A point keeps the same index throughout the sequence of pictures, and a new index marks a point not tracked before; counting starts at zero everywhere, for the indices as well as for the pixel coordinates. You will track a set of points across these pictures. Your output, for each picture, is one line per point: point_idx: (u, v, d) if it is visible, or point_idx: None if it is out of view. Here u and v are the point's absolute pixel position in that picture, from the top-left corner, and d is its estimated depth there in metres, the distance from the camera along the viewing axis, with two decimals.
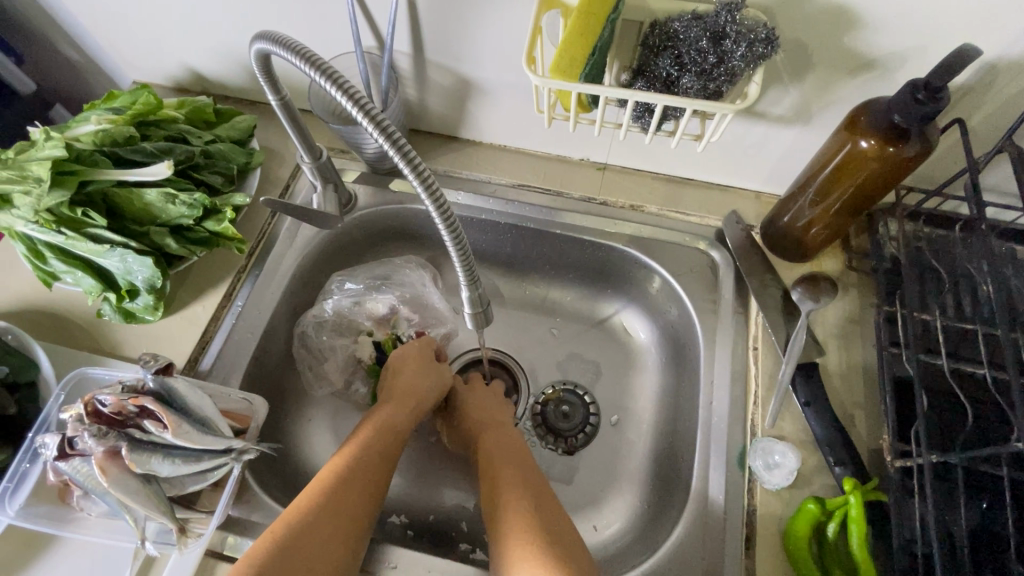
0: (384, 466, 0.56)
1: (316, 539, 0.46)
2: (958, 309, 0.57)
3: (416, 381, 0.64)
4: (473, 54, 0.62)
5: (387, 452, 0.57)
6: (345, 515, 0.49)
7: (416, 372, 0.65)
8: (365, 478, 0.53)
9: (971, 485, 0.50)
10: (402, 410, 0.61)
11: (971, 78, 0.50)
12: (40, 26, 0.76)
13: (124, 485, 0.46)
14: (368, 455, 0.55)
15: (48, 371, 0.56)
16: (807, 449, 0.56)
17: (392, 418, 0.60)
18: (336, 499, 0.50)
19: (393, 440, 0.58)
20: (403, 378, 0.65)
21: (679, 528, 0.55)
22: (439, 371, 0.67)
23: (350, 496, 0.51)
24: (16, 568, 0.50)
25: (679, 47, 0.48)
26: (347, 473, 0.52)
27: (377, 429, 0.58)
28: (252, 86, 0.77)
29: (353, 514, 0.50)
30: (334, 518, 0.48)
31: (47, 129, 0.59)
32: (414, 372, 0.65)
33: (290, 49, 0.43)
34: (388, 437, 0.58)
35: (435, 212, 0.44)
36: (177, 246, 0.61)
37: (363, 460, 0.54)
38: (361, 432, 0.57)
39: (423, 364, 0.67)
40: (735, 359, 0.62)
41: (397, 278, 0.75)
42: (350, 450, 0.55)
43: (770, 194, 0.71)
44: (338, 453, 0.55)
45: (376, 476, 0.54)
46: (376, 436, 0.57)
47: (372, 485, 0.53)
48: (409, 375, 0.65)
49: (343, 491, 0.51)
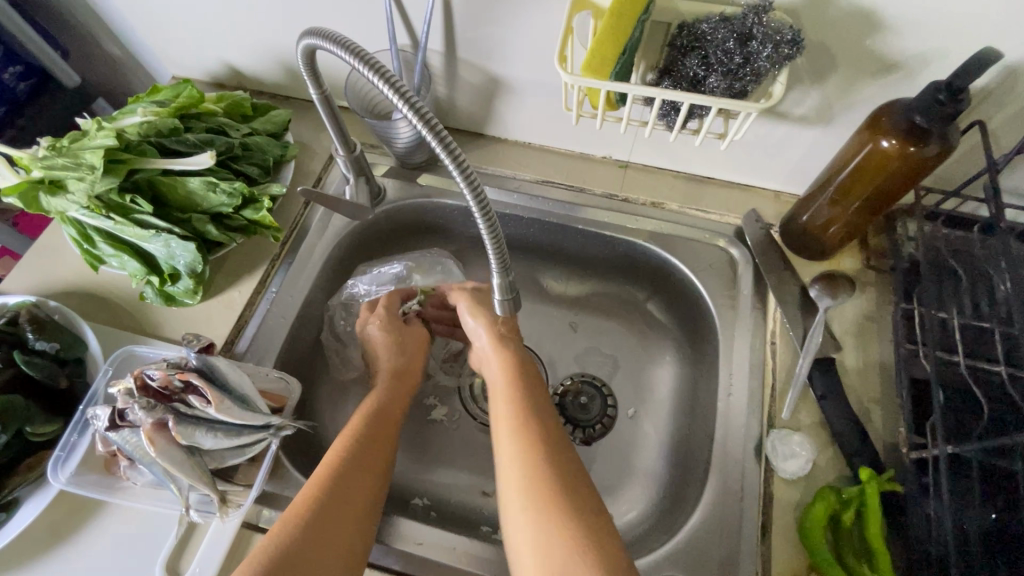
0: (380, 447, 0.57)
1: (326, 524, 0.48)
2: (976, 309, 0.58)
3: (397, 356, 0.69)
4: (503, 53, 0.64)
5: (382, 433, 0.59)
6: (351, 499, 0.51)
7: (388, 347, 0.69)
8: (364, 460, 0.55)
9: (988, 479, 0.51)
10: (389, 394, 0.64)
11: (992, 81, 0.51)
12: (88, 23, 0.80)
13: (171, 456, 0.49)
14: (363, 441, 0.57)
15: (95, 349, 0.59)
16: (823, 441, 0.57)
17: (382, 403, 0.62)
18: (338, 484, 0.51)
19: (388, 423, 0.61)
20: (383, 356, 0.68)
21: (696, 514, 0.56)
22: (404, 337, 0.71)
23: (353, 481, 0.52)
24: (66, 533, 0.53)
25: (706, 48, 0.50)
26: (345, 459, 0.54)
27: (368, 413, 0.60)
28: (287, 82, 0.80)
29: (359, 498, 0.52)
30: (339, 503, 0.50)
31: (98, 120, 0.62)
32: (389, 350, 0.69)
33: (338, 44, 0.45)
34: (381, 422, 0.60)
35: (472, 200, 0.46)
36: (218, 233, 0.64)
37: (357, 446, 0.56)
38: (354, 419, 0.59)
39: (402, 337, 0.71)
40: (753, 353, 0.63)
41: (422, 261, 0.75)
42: (345, 436, 0.57)
43: (789, 194, 0.72)
44: (332, 445, 0.56)
45: (375, 454, 0.56)
46: (372, 422, 0.59)
47: (371, 467, 0.55)
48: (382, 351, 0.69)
49: (344, 475, 0.52)
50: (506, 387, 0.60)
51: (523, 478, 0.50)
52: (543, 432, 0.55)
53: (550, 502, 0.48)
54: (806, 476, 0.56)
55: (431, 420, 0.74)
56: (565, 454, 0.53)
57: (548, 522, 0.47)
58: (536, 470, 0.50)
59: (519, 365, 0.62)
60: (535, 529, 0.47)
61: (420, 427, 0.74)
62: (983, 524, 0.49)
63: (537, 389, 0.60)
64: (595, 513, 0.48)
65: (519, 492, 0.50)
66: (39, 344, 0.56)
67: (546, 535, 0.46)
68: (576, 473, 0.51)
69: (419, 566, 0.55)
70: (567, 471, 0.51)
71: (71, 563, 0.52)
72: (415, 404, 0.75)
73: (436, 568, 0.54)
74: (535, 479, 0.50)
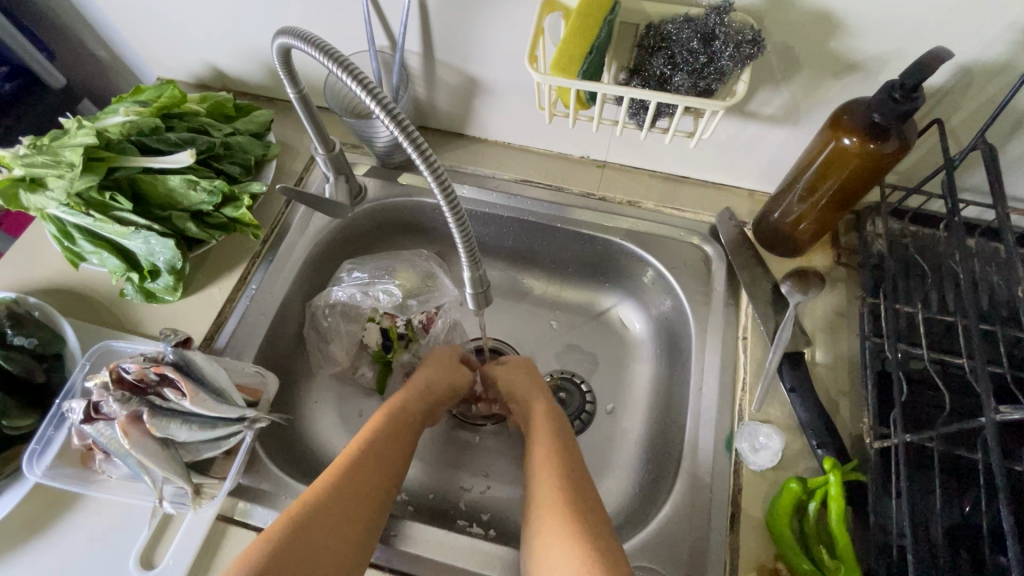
0: (396, 450, 0.57)
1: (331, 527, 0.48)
2: (940, 303, 0.59)
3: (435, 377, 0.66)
4: (480, 54, 0.66)
5: (399, 437, 0.58)
6: (361, 504, 0.51)
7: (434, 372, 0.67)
8: (381, 466, 0.55)
9: (949, 469, 0.52)
10: (414, 396, 0.63)
11: (948, 81, 0.53)
12: (72, 24, 0.81)
13: (145, 447, 0.50)
14: (380, 442, 0.57)
15: (73, 344, 0.60)
16: (792, 432, 0.58)
17: (404, 404, 0.61)
18: (346, 487, 0.51)
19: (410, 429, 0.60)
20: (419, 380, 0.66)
21: (668, 505, 0.57)
22: (455, 370, 0.69)
23: (362, 481, 0.53)
24: (41, 525, 0.54)
25: (672, 48, 0.51)
26: (355, 459, 0.54)
27: (387, 418, 0.59)
28: (270, 82, 0.81)
29: (368, 503, 0.52)
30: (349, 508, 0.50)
31: (79, 118, 0.63)
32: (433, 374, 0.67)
33: (311, 44, 0.46)
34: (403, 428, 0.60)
35: (441, 197, 0.47)
36: (198, 230, 0.65)
37: (375, 448, 0.56)
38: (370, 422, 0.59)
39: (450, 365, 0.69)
40: (725, 348, 0.65)
41: (401, 267, 0.77)
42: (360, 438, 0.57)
43: (762, 193, 0.74)
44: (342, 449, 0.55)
45: (391, 460, 0.56)
46: (390, 423, 0.59)
47: (383, 469, 0.55)
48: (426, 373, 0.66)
49: (354, 480, 0.52)
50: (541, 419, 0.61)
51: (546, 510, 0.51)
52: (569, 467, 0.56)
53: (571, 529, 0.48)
54: (774, 467, 0.57)
55: None
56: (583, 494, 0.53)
57: (564, 544, 0.47)
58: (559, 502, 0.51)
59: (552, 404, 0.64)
60: (551, 553, 0.47)
61: None
62: (944, 511, 0.50)
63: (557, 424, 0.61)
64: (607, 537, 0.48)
65: (540, 520, 0.51)
66: (16, 339, 0.56)
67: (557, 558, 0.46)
68: (590, 505, 0.52)
69: (393, 558, 0.55)
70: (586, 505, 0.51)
71: (46, 555, 0.52)
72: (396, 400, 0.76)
73: (410, 559, 0.55)
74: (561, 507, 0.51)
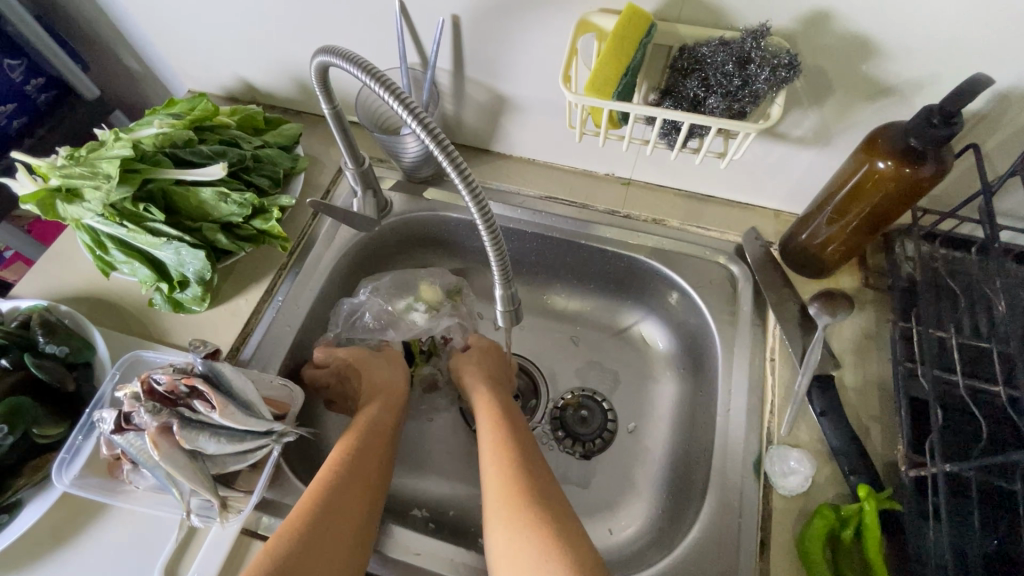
0: (375, 459, 0.58)
1: (316, 541, 0.48)
2: (974, 329, 0.58)
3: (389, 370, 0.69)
4: (510, 72, 0.66)
5: (376, 446, 0.60)
6: (347, 514, 0.51)
7: (378, 367, 0.69)
8: (362, 473, 0.56)
9: (988, 500, 0.51)
10: (387, 408, 0.64)
11: (984, 107, 0.52)
12: (109, 38, 0.82)
13: (174, 460, 0.50)
14: (359, 453, 0.58)
15: (103, 353, 0.60)
16: (823, 458, 0.57)
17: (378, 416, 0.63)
18: (330, 500, 0.52)
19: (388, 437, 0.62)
20: (370, 376, 0.68)
21: (695, 529, 0.56)
22: (397, 361, 0.71)
23: (346, 492, 0.53)
24: (67, 535, 0.54)
25: (706, 70, 0.51)
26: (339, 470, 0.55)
27: (362, 430, 0.60)
28: (299, 96, 0.83)
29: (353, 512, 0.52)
30: (335, 519, 0.50)
31: (115, 130, 0.64)
32: (376, 369, 0.69)
33: (349, 61, 0.47)
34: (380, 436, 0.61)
35: (476, 213, 0.47)
36: (228, 242, 0.66)
37: (356, 459, 0.57)
38: (352, 433, 0.60)
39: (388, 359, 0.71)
40: (752, 368, 0.64)
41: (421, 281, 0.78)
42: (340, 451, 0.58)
43: (789, 213, 0.73)
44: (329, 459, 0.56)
45: (369, 468, 0.57)
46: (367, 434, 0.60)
47: (367, 477, 0.56)
48: (371, 369, 0.69)
49: (337, 489, 0.53)
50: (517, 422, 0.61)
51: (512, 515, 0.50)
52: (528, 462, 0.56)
53: (539, 536, 0.47)
54: (805, 493, 0.56)
55: (432, 430, 0.75)
56: (557, 504, 0.52)
57: (528, 540, 0.47)
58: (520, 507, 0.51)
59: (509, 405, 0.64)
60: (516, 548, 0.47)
61: (420, 439, 0.74)
62: (983, 544, 0.49)
63: (527, 437, 0.61)
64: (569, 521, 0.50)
65: (503, 515, 0.51)
66: (48, 347, 0.57)
67: (522, 554, 0.47)
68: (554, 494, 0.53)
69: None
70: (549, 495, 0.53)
71: (70, 566, 0.52)
72: (417, 412, 0.76)
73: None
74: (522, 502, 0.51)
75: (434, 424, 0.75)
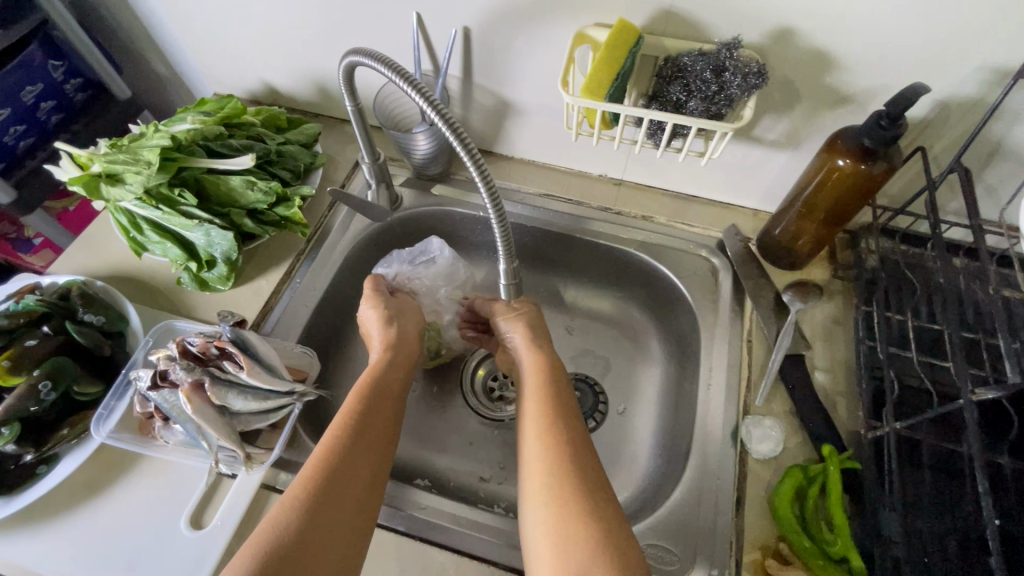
0: (383, 427, 0.57)
1: (326, 515, 0.48)
2: (929, 313, 0.65)
3: (396, 326, 0.68)
4: (514, 80, 0.74)
5: (379, 410, 0.59)
6: (354, 480, 0.51)
7: (385, 324, 0.69)
8: (366, 440, 0.55)
9: (939, 461, 0.56)
10: (390, 372, 0.63)
11: (927, 114, 0.60)
12: (144, 44, 0.90)
13: (204, 413, 0.55)
14: (366, 422, 0.56)
15: (136, 324, 0.66)
16: (793, 427, 0.63)
17: (383, 380, 0.62)
18: (338, 471, 0.51)
19: (389, 399, 0.61)
20: (379, 333, 0.68)
21: (678, 491, 0.61)
22: (406, 319, 0.71)
23: (354, 462, 0.52)
24: (101, 486, 0.58)
25: (687, 78, 0.58)
26: (345, 439, 0.54)
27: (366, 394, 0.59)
28: (319, 100, 0.90)
29: (359, 483, 0.51)
30: (341, 487, 0.50)
31: (154, 124, 0.70)
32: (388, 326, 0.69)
33: (376, 59, 0.53)
34: (381, 400, 0.60)
35: (485, 192, 0.54)
36: (253, 226, 0.72)
37: (361, 427, 0.55)
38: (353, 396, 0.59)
39: (403, 309, 0.72)
40: (732, 349, 0.70)
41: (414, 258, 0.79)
42: (342, 416, 0.56)
43: (765, 212, 0.81)
44: (329, 424, 0.55)
45: (375, 437, 0.56)
46: (370, 400, 0.59)
47: (376, 447, 0.55)
48: (377, 328, 0.68)
49: (346, 459, 0.52)
50: (543, 387, 0.60)
51: (539, 488, 0.51)
52: (574, 441, 0.54)
53: (583, 527, 0.47)
54: (777, 457, 0.61)
55: (436, 408, 0.80)
56: (596, 480, 0.51)
57: (574, 531, 0.47)
58: (561, 477, 0.50)
59: (555, 375, 0.62)
60: (562, 537, 0.47)
61: (423, 416, 0.79)
62: (933, 499, 0.54)
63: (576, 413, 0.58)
64: (604, 492, 0.50)
65: (544, 500, 0.50)
66: (87, 316, 0.62)
67: (568, 546, 0.46)
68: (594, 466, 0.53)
69: (422, 528, 0.59)
70: (589, 470, 0.52)
71: (104, 514, 0.57)
72: (421, 392, 0.81)
73: (439, 530, 0.59)
74: (566, 487, 0.50)
75: (436, 402, 0.80)
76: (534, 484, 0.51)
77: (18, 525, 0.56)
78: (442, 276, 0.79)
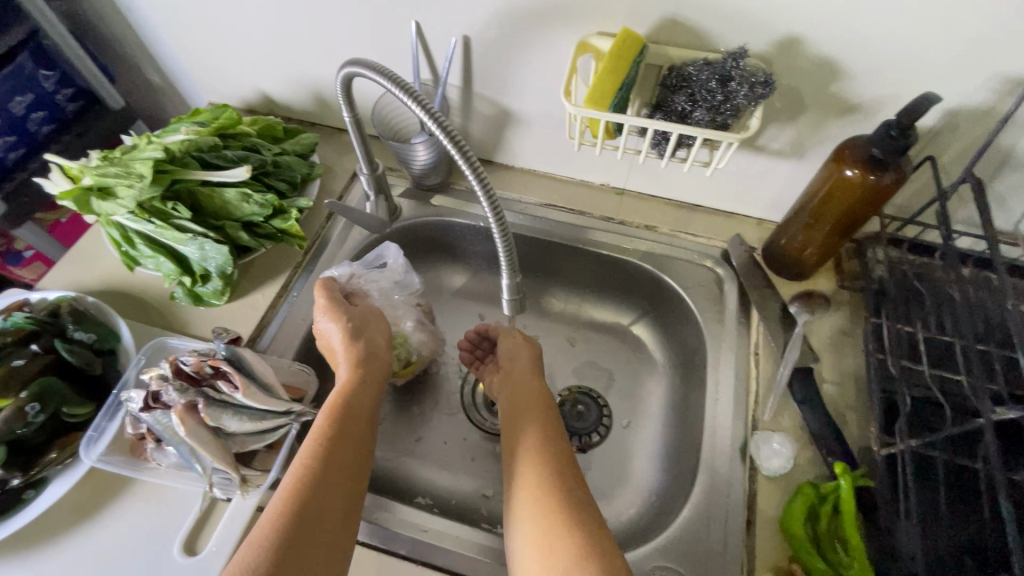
0: (358, 450, 0.55)
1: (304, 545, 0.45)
2: (939, 324, 0.64)
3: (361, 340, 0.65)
4: (515, 89, 0.73)
5: (354, 432, 0.56)
6: (332, 509, 0.49)
7: (352, 338, 0.65)
8: (343, 465, 0.52)
9: (954, 478, 0.55)
10: (363, 392, 0.61)
11: (937, 123, 0.59)
12: (137, 53, 0.88)
13: (198, 435, 0.53)
14: (342, 445, 0.54)
15: (127, 341, 0.64)
16: (803, 442, 0.62)
17: (355, 400, 0.59)
18: (314, 498, 0.48)
19: (362, 420, 0.58)
20: (346, 348, 0.64)
21: (686, 510, 0.60)
22: (374, 335, 0.68)
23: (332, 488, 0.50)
24: (90, 511, 0.56)
25: (693, 88, 0.57)
26: (319, 463, 0.51)
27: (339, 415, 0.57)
28: (316, 109, 0.88)
29: (335, 511, 0.49)
30: (316, 515, 0.48)
31: (147, 135, 0.69)
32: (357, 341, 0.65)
33: (375, 70, 0.52)
34: (354, 418, 0.57)
35: (487, 205, 0.52)
36: (249, 239, 0.71)
37: (336, 451, 0.53)
38: (325, 418, 0.56)
39: (365, 321, 0.68)
40: (738, 362, 0.69)
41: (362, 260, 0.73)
42: (315, 439, 0.54)
43: (770, 221, 0.79)
44: (301, 447, 0.53)
45: (352, 461, 0.53)
46: (343, 422, 0.56)
47: (353, 472, 0.53)
48: (342, 343, 0.64)
49: (321, 486, 0.50)
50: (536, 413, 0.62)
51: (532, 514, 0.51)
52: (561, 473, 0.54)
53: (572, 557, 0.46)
54: (787, 475, 0.60)
55: (436, 423, 0.78)
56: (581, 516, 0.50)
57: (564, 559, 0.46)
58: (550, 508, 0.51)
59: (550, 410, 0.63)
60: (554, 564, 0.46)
61: (423, 432, 0.77)
62: (949, 518, 0.53)
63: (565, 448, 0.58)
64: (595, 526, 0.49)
65: (536, 529, 0.50)
66: (77, 334, 0.61)
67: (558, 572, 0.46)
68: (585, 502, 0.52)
69: (423, 551, 0.57)
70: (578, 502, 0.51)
71: (93, 540, 0.55)
72: (421, 406, 0.79)
73: (440, 553, 0.57)
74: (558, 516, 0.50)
75: (437, 417, 0.78)
76: (528, 513, 0.52)
77: (4, 552, 0.54)
78: (395, 281, 0.74)
